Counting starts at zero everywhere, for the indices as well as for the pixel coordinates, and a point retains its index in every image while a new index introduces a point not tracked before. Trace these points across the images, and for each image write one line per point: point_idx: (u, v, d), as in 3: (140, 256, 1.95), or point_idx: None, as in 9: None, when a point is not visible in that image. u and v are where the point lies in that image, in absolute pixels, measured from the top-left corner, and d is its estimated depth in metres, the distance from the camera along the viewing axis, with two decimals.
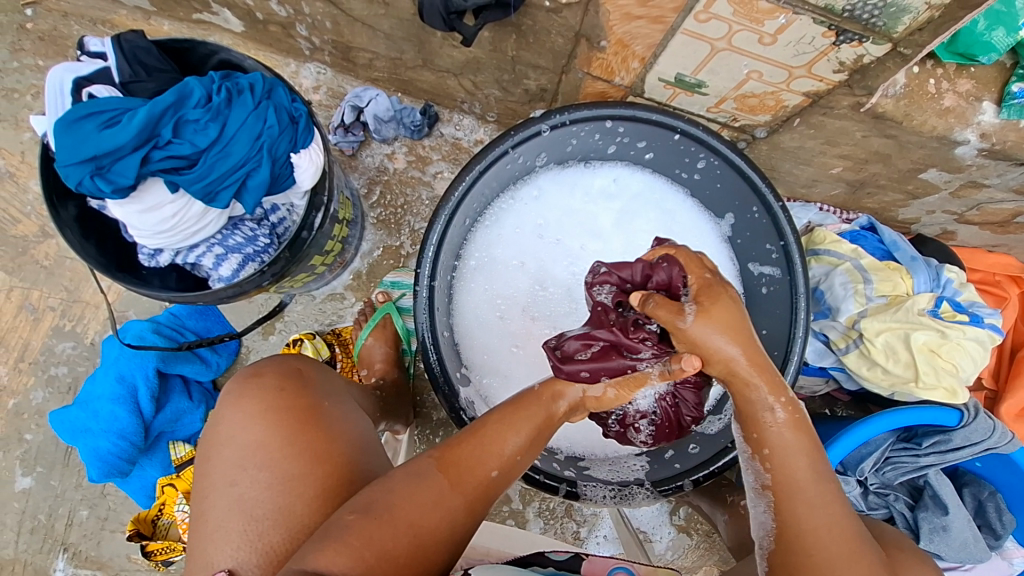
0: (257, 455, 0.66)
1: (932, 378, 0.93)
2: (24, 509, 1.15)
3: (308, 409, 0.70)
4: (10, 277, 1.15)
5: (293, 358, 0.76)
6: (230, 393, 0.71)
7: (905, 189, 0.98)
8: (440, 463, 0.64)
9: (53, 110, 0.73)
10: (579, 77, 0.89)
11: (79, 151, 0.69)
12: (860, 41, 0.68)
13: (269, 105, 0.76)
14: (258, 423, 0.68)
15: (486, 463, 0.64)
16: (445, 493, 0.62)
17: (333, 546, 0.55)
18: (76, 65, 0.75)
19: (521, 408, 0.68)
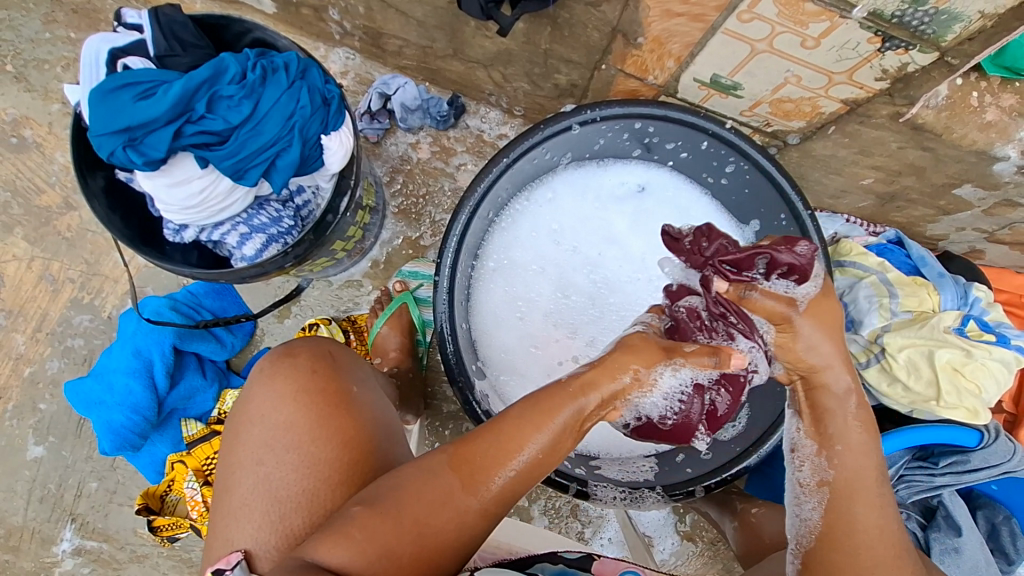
0: (288, 434, 0.67)
1: (954, 398, 0.92)
2: (35, 478, 1.16)
3: (339, 394, 0.69)
4: (32, 248, 1.16)
5: (327, 341, 0.75)
6: (263, 369, 0.70)
7: (936, 205, 0.96)
8: (458, 466, 0.60)
9: (85, 80, 0.74)
10: (612, 73, 0.89)
11: (113, 121, 0.69)
12: (906, 49, 0.67)
13: (303, 86, 0.76)
14: (290, 403, 0.68)
15: (497, 468, 0.59)
16: (453, 496, 0.59)
17: (334, 537, 0.56)
18: (113, 38, 0.75)
19: (539, 405, 0.60)
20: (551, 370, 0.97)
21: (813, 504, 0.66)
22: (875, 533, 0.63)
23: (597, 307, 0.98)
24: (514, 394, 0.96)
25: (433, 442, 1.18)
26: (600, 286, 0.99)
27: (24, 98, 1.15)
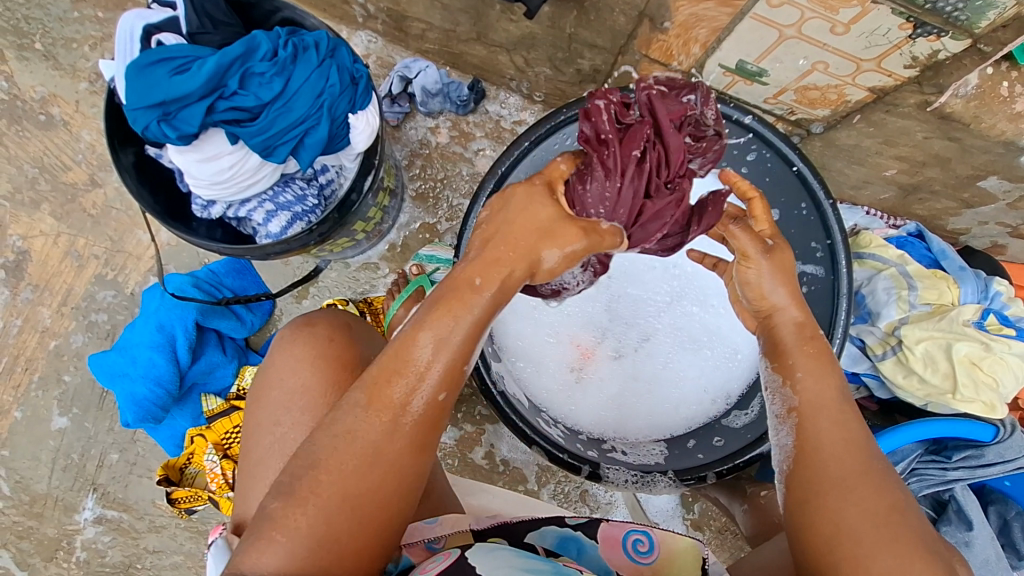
0: (303, 398, 0.69)
1: (971, 392, 0.92)
2: (58, 448, 1.19)
3: (355, 362, 0.70)
4: (58, 224, 1.18)
5: (343, 313, 0.76)
6: (285, 337, 0.72)
7: (959, 197, 0.95)
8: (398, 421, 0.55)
9: (121, 56, 0.75)
10: (636, 59, 0.89)
11: (149, 95, 0.71)
12: (938, 36, 0.66)
13: (331, 66, 0.77)
14: (307, 367, 0.69)
15: (424, 391, 0.55)
16: (389, 455, 0.54)
17: (263, 542, 0.51)
18: (149, 16, 0.76)
19: (443, 306, 0.56)
20: (564, 356, 0.99)
21: (787, 432, 0.65)
22: (838, 444, 0.62)
23: (613, 295, 0.99)
24: (530, 380, 0.98)
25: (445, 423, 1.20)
26: (621, 276, 0.98)
27: (52, 76, 1.16)
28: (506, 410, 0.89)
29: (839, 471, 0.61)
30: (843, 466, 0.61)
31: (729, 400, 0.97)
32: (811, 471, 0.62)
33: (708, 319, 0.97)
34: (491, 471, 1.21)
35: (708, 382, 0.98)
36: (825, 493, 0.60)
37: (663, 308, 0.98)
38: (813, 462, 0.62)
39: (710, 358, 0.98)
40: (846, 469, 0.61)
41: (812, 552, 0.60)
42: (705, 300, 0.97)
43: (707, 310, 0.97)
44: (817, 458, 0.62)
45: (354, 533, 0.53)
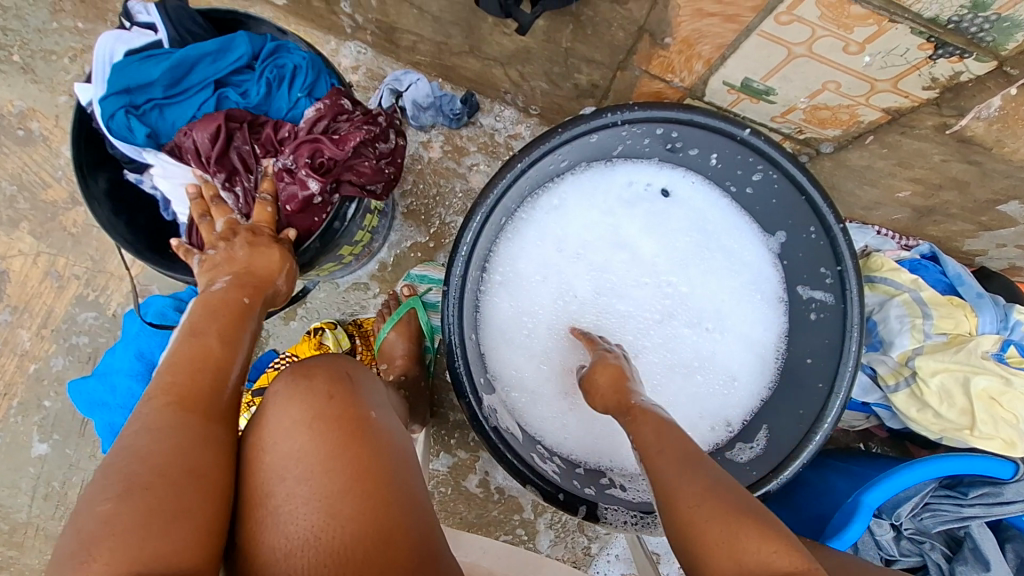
0: (300, 465, 0.58)
1: (990, 428, 0.86)
2: (39, 475, 1.15)
3: (356, 421, 0.61)
4: (37, 243, 1.14)
5: (343, 361, 0.68)
6: (275, 394, 0.62)
7: (977, 220, 0.90)
8: (171, 409, 0.54)
9: (96, 75, 0.75)
10: (636, 75, 0.85)
11: (115, 85, 0.74)
12: (960, 57, 0.61)
13: (306, 102, 0.79)
14: (304, 430, 0.59)
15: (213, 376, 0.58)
16: (207, 425, 0.55)
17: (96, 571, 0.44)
18: (125, 32, 0.77)
19: (209, 315, 0.63)
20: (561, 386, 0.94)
21: None
22: (664, 459, 0.61)
23: (603, 319, 0.96)
24: (525, 409, 0.93)
25: (439, 450, 1.17)
26: (612, 295, 0.96)
27: (31, 90, 1.12)
28: (496, 443, 0.83)
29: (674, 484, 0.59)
30: (674, 481, 0.59)
31: (730, 427, 0.96)
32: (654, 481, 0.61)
33: (702, 343, 0.97)
34: (485, 499, 1.17)
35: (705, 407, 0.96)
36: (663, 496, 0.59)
37: (654, 329, 0.96)
38: (650, 470, 0.62)
39: (702, 385, 0.97)
40: (671, 478, 0.59)
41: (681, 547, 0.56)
42: (699, 325, 0.97)
43: (700, 333, 0.97)
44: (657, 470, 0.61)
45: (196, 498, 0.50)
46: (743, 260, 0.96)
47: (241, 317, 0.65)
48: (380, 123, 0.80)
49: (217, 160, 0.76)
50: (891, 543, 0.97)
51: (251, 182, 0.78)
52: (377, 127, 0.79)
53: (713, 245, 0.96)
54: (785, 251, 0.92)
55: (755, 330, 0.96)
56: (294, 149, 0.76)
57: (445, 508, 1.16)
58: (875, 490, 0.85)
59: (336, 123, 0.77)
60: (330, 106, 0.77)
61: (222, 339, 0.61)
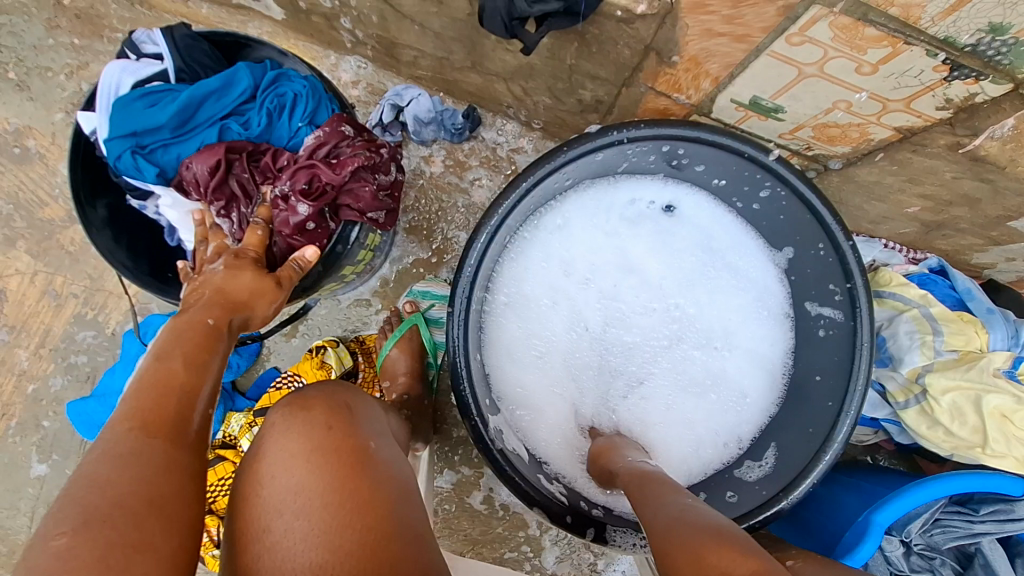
0: (298, 499, 0.55)
1: (1002, 446, 0.85)
2: (37, 496, 1.14)
3: (356, 452, 0.60)
4: (35, 261, 1.12)
5: (342, 393, 0.68)
6: (273, 427, 0.62)
7: (987, 235, 0.89)
8: (137, 434, 0.51)
9: (101, 110, 0.74)
10: (642, 91, 0.83)
11: (122, 125, 0.73)
12: (976, 79, 0.60)
13: (308, 130, 0.78)
14: (302, 465, 0.58)
15: (178, 401, 0.56)
16: (176, 452, 0.52)
17: None
18: (131, 63, 0.76)
19: (177, 338, 0.62)
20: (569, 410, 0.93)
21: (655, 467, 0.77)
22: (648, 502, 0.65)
23: (609, 349, 0.95)
24: (531, 430, 0.91)
25: (442, 467, 1.15)
26: (620, 325, 0.95)
27: (27, 107, 1.11)
28: (502, 466, 0.82)
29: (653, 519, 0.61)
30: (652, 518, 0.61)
31: (741, 444, 0.94)
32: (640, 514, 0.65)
33: (710, 361, 0.96)
34: (490, 516, 1.15)
35: (717, 425, 0.95)
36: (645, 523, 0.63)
37: (660, 353, 0.96)
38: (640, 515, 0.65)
39: (716, 403, 0.95)
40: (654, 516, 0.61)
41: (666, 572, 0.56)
42: (707, 344, 0.96)
43: (708, 353, 0.96)
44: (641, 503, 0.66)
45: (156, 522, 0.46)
46: (749, 278, 0.95)
47: (210, 341, 0.63)
48: (382, 153, 0.78)
49: (216, 190, 0.75)
50: (900, 559, 0.96)
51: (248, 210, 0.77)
52: (378, 157, 0.78)
53: (716, 262, 0.95)
54: (792, 267, 0.91)
55: (761, 347, 0.96)
56: (290, 176, 0.75)
57: (450, 526, 1.15)
58: (886, 510, 0.84)
59: (337, 150, 0.76)
60: (331, 132, 0.76)
61: (187, 362, 0.59)
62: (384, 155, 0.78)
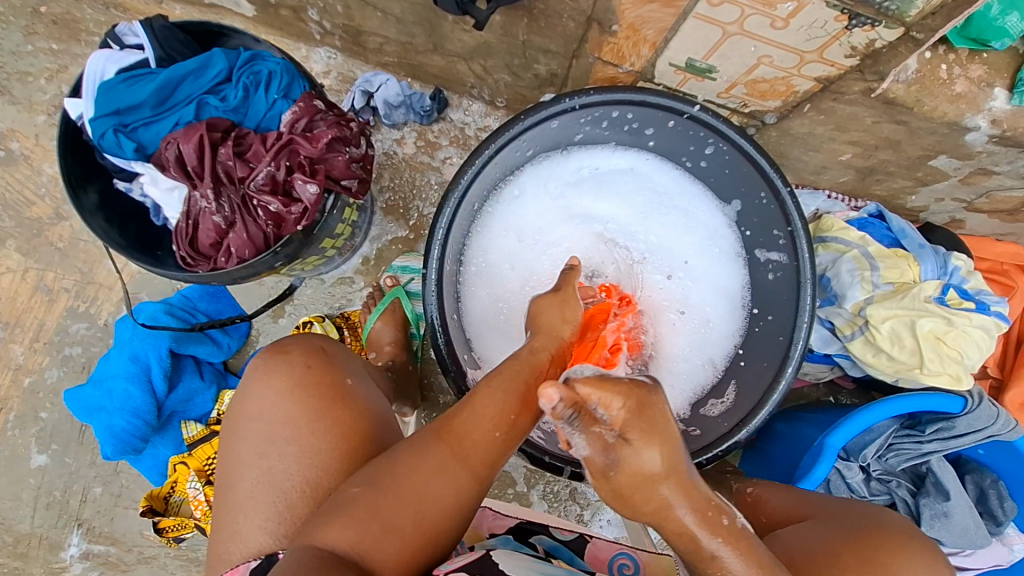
0: (287, 428, 0.70)
1: (937, 365, 0.94)
2: (40, 486, 1.18)
3: (335, 385, 0.73)
4: (25, 259, 1.17)
5: (317, 338, 0.78)
6: (258, 366, 0.74)
7: (914, 176, 0.98)
8: (440, 440, 0.64)
9: (88, 94, 0.80)
10: (590, 62, 0.90)
11: (106, 106, 0.79)
12: (872, 25, 0.68)
13: (284, 103, 0.83)
14: (287, 398, 0.71)
15: (485, 427, 0.64)
16: (456, 459, 0.64)
17: (341, 520, 0.60)
18: (115, 51, 0.82)
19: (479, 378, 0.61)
20: None
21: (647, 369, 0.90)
22: None
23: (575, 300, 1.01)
24: None
25: None
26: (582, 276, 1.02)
27: (9, 111, 1.15)
28: None
29: None
30: None
31: (716, 369, 1.00)
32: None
33: (674, 288, 1.02)
34: None
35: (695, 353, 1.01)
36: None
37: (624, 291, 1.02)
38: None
39: (684, 325, 1.02)
40: None
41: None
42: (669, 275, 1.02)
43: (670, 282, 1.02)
44: None
45: (418, 512, 0.62)
46: (698, 221, 1.02)
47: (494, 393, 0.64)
48: (352, 128, 0.84)
49: (201, 170, 0.79)
50: (861, 484, 1.04)
51: (235, 193, 0.80)
52: (348, 131, 0.84)
53: (667, 208, 1.02)
54: (741, 218, 0.98)
55: (721, 282, 1.01)
56: (275, 154, 0.80)
57: None
58: (838, 432, 0.91)
59: (312, 125, 0.82)
60: (305, 108, 0.81)
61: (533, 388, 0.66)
62: (353, 128, 0.84)
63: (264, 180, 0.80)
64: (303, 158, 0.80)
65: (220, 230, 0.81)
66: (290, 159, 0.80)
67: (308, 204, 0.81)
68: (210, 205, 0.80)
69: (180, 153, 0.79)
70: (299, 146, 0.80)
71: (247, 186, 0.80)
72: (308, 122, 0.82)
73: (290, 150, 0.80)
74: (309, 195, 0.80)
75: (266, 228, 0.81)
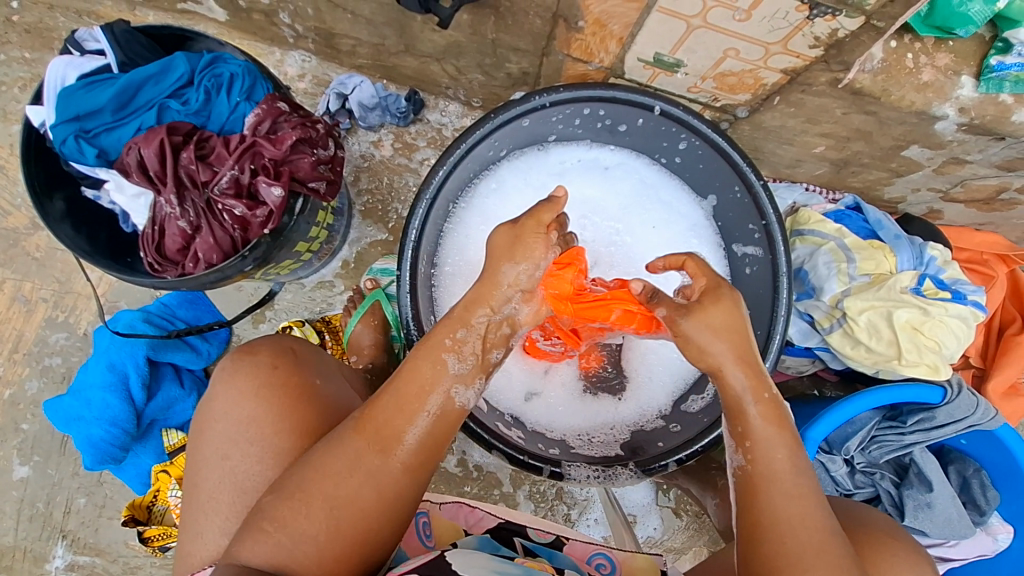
0: (252, 428, 0.71)
1: (914, 356, 0.94)
2: (22, 498, 1.17)
3: (300, 386, 0.73)
4: (2, 270, 1.16)
5: (287, 338, 0.79)
6: (225, 368, 0.74)
7: (888, 167, 0.98)
8: (356, 433, 0.63)
9: (48, 102, 0.80)
10: (560, 59, 0.90)
11: (66, 113, 0.78)
12: (833, 15, 0.67)
13: (246, 105, 0.82)
14: (251, 399, 0.72)
15: (408, 415, 0.64)
16: (379, 464, 0.62)
17: (254, 535, 0.61)
18: (75, 57, 0.82)
19: (403, 382, 0.65)
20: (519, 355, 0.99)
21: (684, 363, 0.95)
22: (795, 520, 0.62)
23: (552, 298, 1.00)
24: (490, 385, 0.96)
25: None
26: None
27: None
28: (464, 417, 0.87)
29: (787, 527, 0.62)
30: (794, 528, 0.62)
31: None
32: (754, 466, 0.65)
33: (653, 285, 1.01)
34: (465, 477, 1.21)
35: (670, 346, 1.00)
36: (760, 489, 0.64)
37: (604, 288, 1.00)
38: (763, 499, 0.64)
39: None
40: (807, 531, 0.62)
41: (743, 528, 0.65)
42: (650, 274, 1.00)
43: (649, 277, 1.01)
44: (768, 483, 0.64)
45: (332, 511, 0.61)
46: (679, 217, 1.01)
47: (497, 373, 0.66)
48: (319, 129, 0.84)
49: (163, 174, 0.79)
50: (845, 477, 1.03)
51: (199, 197, 0.80)
52: (315, 133, 0.83)
53: (644, 205, 1.01)
54: (718, 212, 0.97)
55: None
56: (240, 157, 0.79)
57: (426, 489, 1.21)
58: (818, 425, 0.91)
59: (277, 127, 0.81)
60: (268, 110, 0.81)
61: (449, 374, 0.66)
62: (320, 130, 0.84)
63: (230, 184, 0.79)
64: (269, 162, 0.80)
65: (187, 235, 0.81)
66: (256, 162, 0.80)
67: (273, 205, 0.80)
68: (175, 211, 0.80)
69: (141, 157, 0.79)
70: (263, 148, 0.80)
71: (211, 190, 0.79)
72: (273, 125, 0.81)
73: (256, 155, 0.80)
74: (273, 198, 0.80)
75: (232, 232, 0.80)
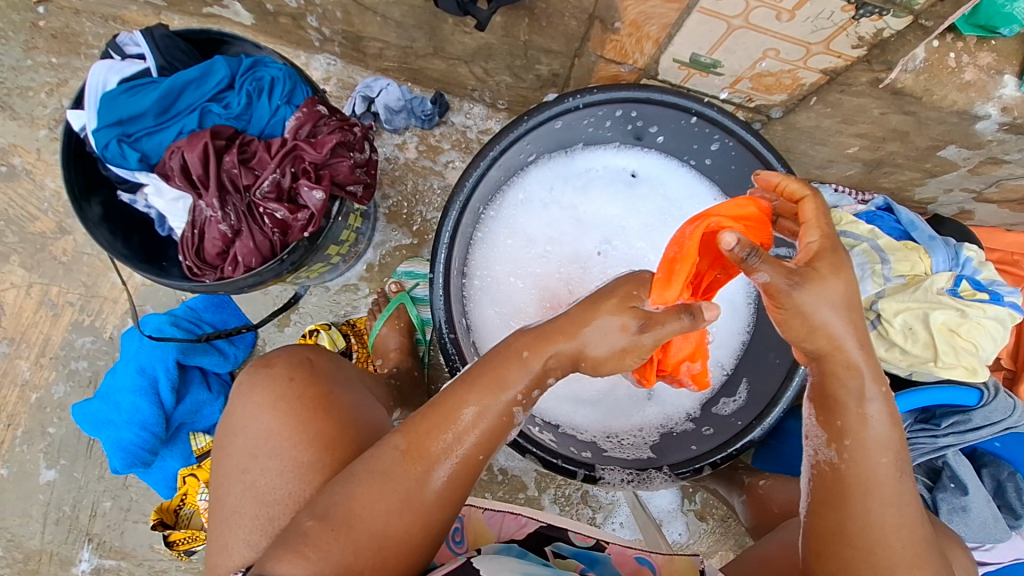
0: (269, 442, 0.71)
1: (952, 357, 0.92)
2: (49, 501, 1.17)
3: (318, 397, 0.73)
4: (29, 273, 1.16)
5: (303, 350, 0.78)
6: (243, 382, 0.74)
7: (922, 168, 0.97)
8: (404, 454, 0.62)
9: (89, 106, 0.80)
10: (593, 60, 0.89)
11: (108, 117, 0.78)
12: (880, 15, 0.67)
13: (287, 109, 0.83)
14: (270, 411, 0.71)
15: (473, 448, 0.63)
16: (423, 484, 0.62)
17: (292, 555, 0.57)
18: (116, 62, 0.82)
19: (448, 410, 0.63)
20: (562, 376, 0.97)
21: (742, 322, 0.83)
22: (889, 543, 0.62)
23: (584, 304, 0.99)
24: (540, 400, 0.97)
25: None
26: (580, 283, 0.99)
27: (11, 126, 1.15)
28: None
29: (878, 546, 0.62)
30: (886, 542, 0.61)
31: (723, 370, 0.98)
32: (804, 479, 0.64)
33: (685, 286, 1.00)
34: (491, 481, 1.21)
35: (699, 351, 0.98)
36: (864, 501, 0.62)
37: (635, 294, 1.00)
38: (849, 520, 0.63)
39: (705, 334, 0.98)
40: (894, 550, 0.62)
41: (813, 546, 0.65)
42: None
43: None
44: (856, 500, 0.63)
45: (383, 547, 0.60)
46: None
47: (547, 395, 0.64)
48: (356, 132, 0.84)
49: (205, 178, 0.79)
50: None
51: (240, 201, 0.80)
52: (352, 136, 0.83)
53: (674, 211, 1.01)
54: None
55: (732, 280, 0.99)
56: (280, 161, 0.80)
57: None
58: None
59: (316, 131, 0.81)
60: (307, 113, 0.81)
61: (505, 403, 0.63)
62: (357, 133, 0.84)
63: (271, 186, 0.79)
64: (308, 166, 0.80)
65: (226, 239, 0.80)
66: (295, 167, 0.80)
67: (314, 208, 0.80)
68: (216, 214, 0.79)
69: (184, 161, 0.79)
70: (303, 151, 0.80)
71: (252, 194, 0.80)
72: (311, 129, 0.81)
73: (295, 159, 0.80)
74: (315, 200, 0.80)
75: (273, 236, 0.81)
